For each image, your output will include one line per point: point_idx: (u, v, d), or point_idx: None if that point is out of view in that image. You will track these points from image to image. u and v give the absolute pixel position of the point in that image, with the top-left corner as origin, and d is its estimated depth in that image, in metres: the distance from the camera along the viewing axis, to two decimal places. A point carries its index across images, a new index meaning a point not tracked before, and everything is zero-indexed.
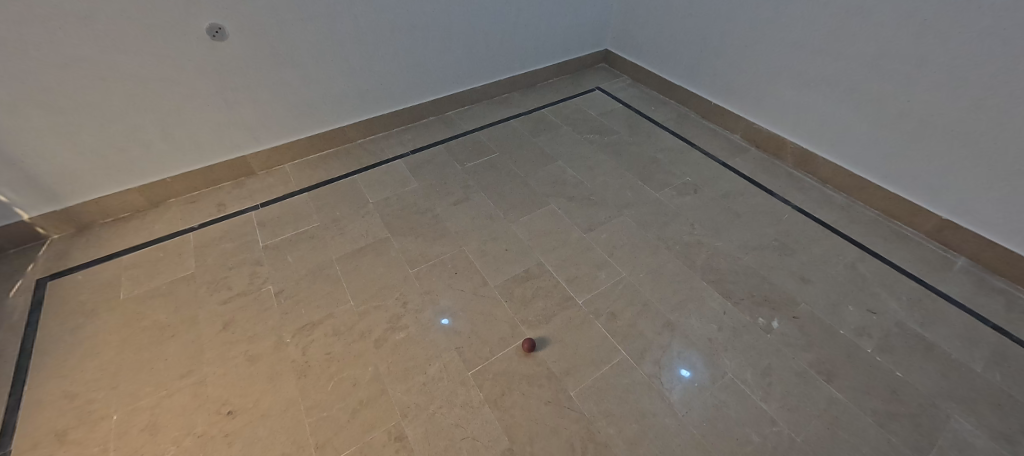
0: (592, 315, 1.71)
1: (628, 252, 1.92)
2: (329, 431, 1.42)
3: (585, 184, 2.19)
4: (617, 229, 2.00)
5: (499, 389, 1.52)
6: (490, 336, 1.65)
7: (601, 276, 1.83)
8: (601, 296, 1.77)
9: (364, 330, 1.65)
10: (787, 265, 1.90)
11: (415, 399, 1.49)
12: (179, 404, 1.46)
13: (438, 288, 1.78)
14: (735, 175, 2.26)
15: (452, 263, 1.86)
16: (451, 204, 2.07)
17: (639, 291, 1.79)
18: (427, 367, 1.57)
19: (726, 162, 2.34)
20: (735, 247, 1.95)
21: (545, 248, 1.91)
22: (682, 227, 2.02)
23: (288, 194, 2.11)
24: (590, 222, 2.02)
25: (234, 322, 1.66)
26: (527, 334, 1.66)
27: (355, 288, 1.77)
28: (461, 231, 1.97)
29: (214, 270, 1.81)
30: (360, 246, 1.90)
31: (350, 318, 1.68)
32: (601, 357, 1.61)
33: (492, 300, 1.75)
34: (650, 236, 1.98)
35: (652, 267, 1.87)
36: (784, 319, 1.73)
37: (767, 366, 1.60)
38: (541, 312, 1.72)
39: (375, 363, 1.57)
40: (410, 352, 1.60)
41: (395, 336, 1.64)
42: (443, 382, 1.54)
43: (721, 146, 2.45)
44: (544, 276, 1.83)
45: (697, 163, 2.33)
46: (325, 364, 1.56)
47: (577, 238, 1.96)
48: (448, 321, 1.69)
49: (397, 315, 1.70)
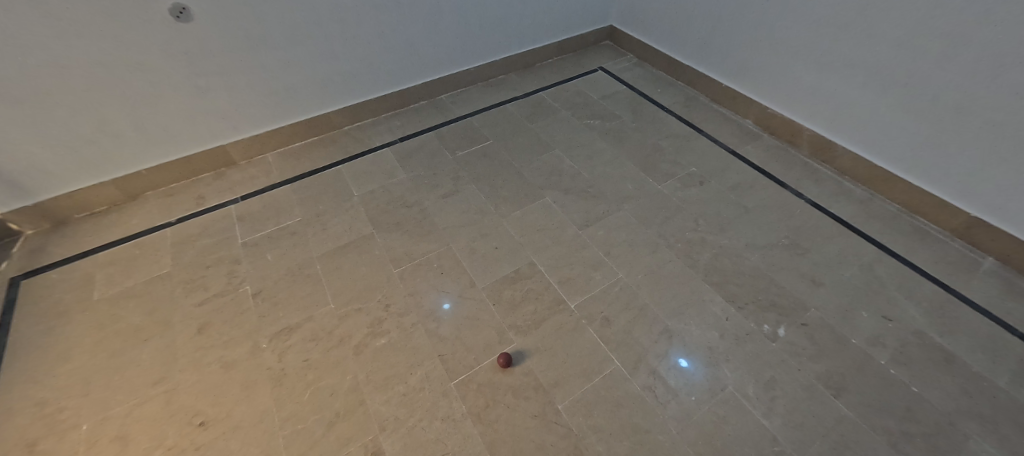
0: (585, 321, 1.61)
1: (626, 250, 1.80)
2: (304, 444, 1.36)
3: (582, 175, 2.05)
4: (615, 225, 1.87)
5: (483, 401, 1.45)
6: (475, 343, 1.56)
7: (596, 277, 1.72)
8: (595, 300, 1.66)
9: (343, 335, 1.57)
10: (797, 266, 1.76)
11: (395, 412, 1.42)
12: (152, 413, 1.42)
13: (422, 290, 1.69)
14: (746, 165, 2.10)
15: (438, 262, 1.76)
16: (439, 198, 1.96)
17: (636, 295, 1.68)
18: (407, 376, 1.49)
19: (736, 150, 2.18)
20: (742, 245, 1.82)
21: (537, 247, 1.80)
22: (685, 224, 1.88)
23: (270, 185, 2.01)
24: (586, 218, 1.89)
25: (209, 326, 1.60)
26: (514, 341, 1.57)
27: (335, 289, 1.68)
28: (449, 227, 1.86)
29: (191, 269, 1.74)
30: (342, 243, 1.81)
31: (329, 322, 1.60)
32: (593, 367, 1.52)
33: (478, 304, 1.65)
34: (650, 233, 1.85)
35: (651, 267, 1.75)
36: (792, 326, 1.61)
37: (771, 379, 1.49)
38: (530, 317, 1.62)
39: (354, 371, 1.50)
40: (391, 360, 1.52)
41: (376, 342, 1.56)
42: (424, 393, 1.46)
43: (732, 132, 2.28)
44: (535, 276, 1.72)
45: (704, 152, 2.17)
46: (303, 372, 1.50)
47: (571, 235, 1.84)
48: (448, 306, 1.64)
49: (379, 318, 1.61)
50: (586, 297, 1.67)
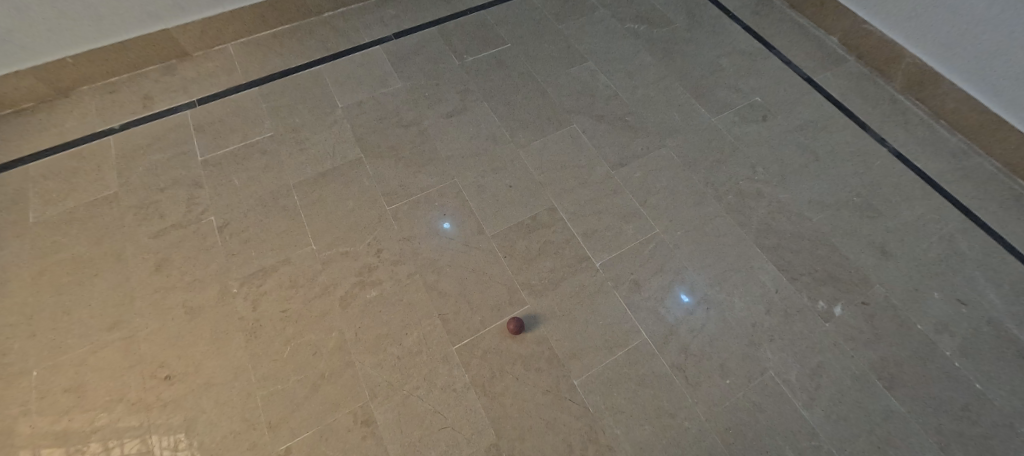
0: (611, 283, 1.39)
1: (666, 200, 1.54)
2: (284, 408, 1.17)
3: (619, 98, 1.74)
4: (653, 168, 1.60)
5: (488, 371, 1.24)
6: (482, 303, 1.34)
7: (627, 230, 1.48)
8: (623, 259, 1.43)
9: (327, 283, 1.34)
10: (867, 232, 1.53)
11: (387, 377, 1.22)
12: (110, 362, 1.23)
13: (420, 234, 1.43)
14: (823, 96, 1.80)
15: (440, 199, 1.49)
16: (443, 117, 1.65)
17: (672, 255, 1.45)
18: (401, 336, 1.28)
19: (811, 78, 1.86)
20: (805, 202, 1.57)
21: (560, 190, 1.53)
22: (740, 170, 1.62)
23: (234, 88, 1.66)
24: (621, 155, 1.62)
25: (169, 262, 1.36)
26: (526, 303, 1.34)
27: (317, 227, 1.42)
28: (454, 156, 1.57)
29: (144, 191, 1.46)
30: (324, 170, 1.52)
31: (309, 268, 1.36)
32: (617, 340, 1.30)
33: (487, 256, 1.41)
34: (697, 180, 1.59)
35: (692, 223, 1.51)
36: (849, 305, 1.40)
37: (818, 365, 1.30)
38: (546, 275, 1.39)
39: (341, 326, 1.29)
40: (383, 316, 1.31)
41: (366, 294, 1.33)
42: (419, 359, 1.25)
43: (808, 53, 1.93)
44: (555, 225, 1.47)
45: (775, 77, 1.85)
46: (281, 326, 1.28)
47: (601, 176, 1.57)
48: (449, 226, 1.45)
49: (369, 266, 1.37)
50: (616, 253, 1.43)
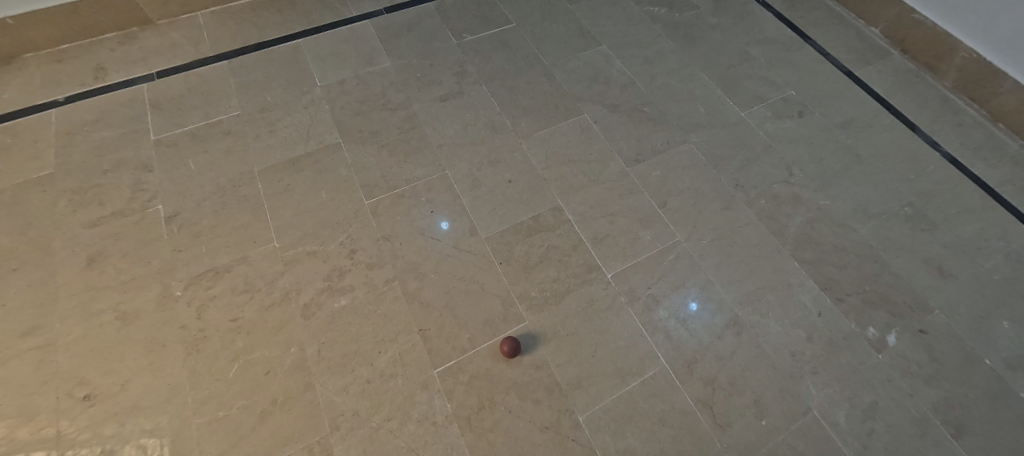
0: (624, 298, 1.18)
1: (689, 203, 1.34)
2: (225, 441, 0.95)
3: (635, 86, 1.56)
4: (674, 167, 1.40)
5: (475, 402, 1.02)
6: (471, 318, 1.12)
7: (644, 237, 1.27)
8: (640, 271, 1.22)
9: (288, 288, 1.12)
10: (922, 246, 1.32)
11: (352, 405, 1.00)
12: (19, 375, 1.00)
13: (402, 233, 1.22)
14: (866, 92, 1.62)
15: (428, 194, 1.29)
16: (435, 100, 1.46)
17: (698, 269, 1.24)
18: (373, 355, 1.06)
19: (851, 71, 1.68)
20: (848, 210, 1.38)
21: (567, 187, 1.33)
22: (773, 172, 1.43)
23: (200, 60, 1.48)
24: (638, 150, 1.43)
25: (104, 257, 1.14)
26: (524, 320, 1.13)
27: (281, 222, 1.21)
28: (446, 145, 1.38)
29: (84, 173, 1.25)
30: (296, 155, 1.32)
31: (268, 269, 1.14)
32: (631, 367, 1.09)
33: (480, 262, 1.20)
34: (725, 181, 1.39)
35: (721, 230, 1.30)
36: (904, 333, 1.19)
37: (872, 405, 1.08)
38: (550, 286, 1.18)
39: (301, 341, 1.07)
40: (352, 330, 1.09)
41: (334, 303, 1.12)
42: (392, 384, 1.03)
43: (846, 45, 1.76)
44: (560, 228, 1.26)
45: (810, 69, 1.68)
46: (228, 339, 1.06)
47: (616, 172, 1.38)
48: (446, 225, 1.24)
49: (340, 269, 1.16)
50: (632, 264, 1.23)
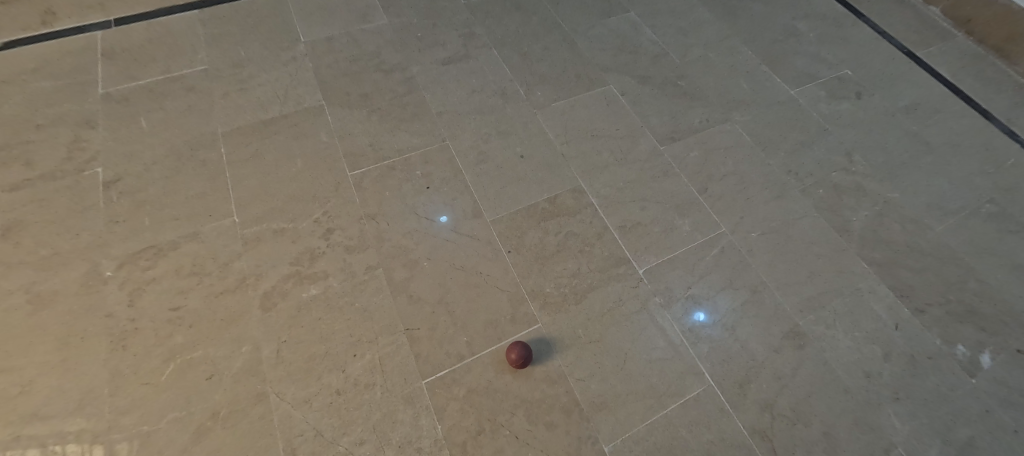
0: (659, 299, 0.96)
1: (734, 190, 1.13)
2: None
3: (668, 58, 1.36)
4: (714, 148, 1.19)
5: (472, 423, 0.80)
6: (471, 317, 0.91)
7: (681, 228, 1.06)
8: (677, 268, 1.00)
9: (246, 272, 0.91)
10: (1012, 251, 1.10)
11: (315, 423, 0.78)
12: None
13: (391, 212, 1.01)
14: (931, 75, 1.41)
15: (424, 168, 1.07)
16: (437, 63, 1.26)
17: (748, 268, 1.02)
18: (346, 360, 0.84)
19: (912, 52, 1.47)
20: (921, 205, 1.16)
21: (589, 167, 1.12)
22: (831, 158, 1.21)
23: (167, 8, 1.27)
24: (673, 127, 1.21)
25: (23, 226, 0.93)
26: (536, 322, 0.91)
27: (244, 194, 0.99)
28: (448, 113, 1.17)
29: (13, 127, 1.04)
30: (269, 117, 1.11)
31: (223, 249, 0.93)
32: (668, 385, 0.87)
33: (483, 250, 0.98)
34: (775, 167, 1.18)
35: (773, 223, 1.09)
36: (1001, 354, 0.96)
37: (970, 444, 0.86)
38: (568, 282, 0.96)
39: (257, 338, 0.85)
40: (322, 327, 0.87)
41: (300, 293, 0.90)
42: (368, 397, 0.81)
43: (904, 25, 1.55)
44: (581, 214, 1.05)
45: (866, 48, 1.47)
46: (164, 334, 0.84)
47: (647, 152, 1.16)
48: (446, 220, 1.01)
49: (311, 251, 0.94)
50: (667, 259, 1.01)
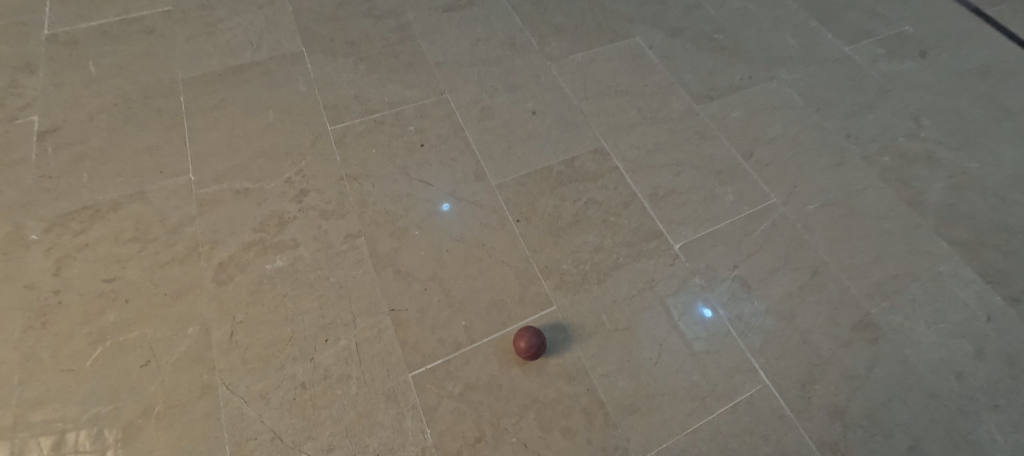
0: (698, 280, 0.79)
1: (784, 156, 0.95)
2: None
3: (702, 10, 1.18)
4: (759, 108, 1.02)
5: (469, 427, 0.64)
6: (470, 297, 0.74)
7: (724, 197, 0.89)
8: (719, 244, 0.83)
9: (199, 239, 0.75)
10: None
11: (273, 424, 0.63)
12: None
13: (377, 173, 0.84)
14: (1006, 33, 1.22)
15: (418, 123, 0.91)
16: (437, 10, 1.09)
17: (805, 245, 0.84)
18: (315, 346, 0.68)
19: (981, 9, 1.28)
20: (1007, 176, 0.97)
21: (612, 126, 0.95)
22: (896, 123, 1.03)
23: None
24: (710, 85, 1.04)
25: None
26: (549, 304, 0.75)
27: (203, 148, 0.83)
28: (448, 63, 1.00)
29: None
30: (239, 63, 0.95)
31: (174, 211, 0.77)
32: (712, 384, 0.70)
33: (486, 218, 0.82)
34: (831, 130, 1.00)
35: (832, 195, 0.91)
36: None
37: None
38: (588, 258, 0.79)
39: (207, 317, 0.69)
40: (287, 305, 0.71)
41: (263, 264, 0.74)
42: (340, 393, 0.65)
43: None
44: (603, 179, 0.88)
45: (927, 4, 1.29)
46: (94, 311, 0.68)
47: (680, 111, 0.99)
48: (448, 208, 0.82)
49: (279, 215, 0.78)
50: (708, 233, 0.84)
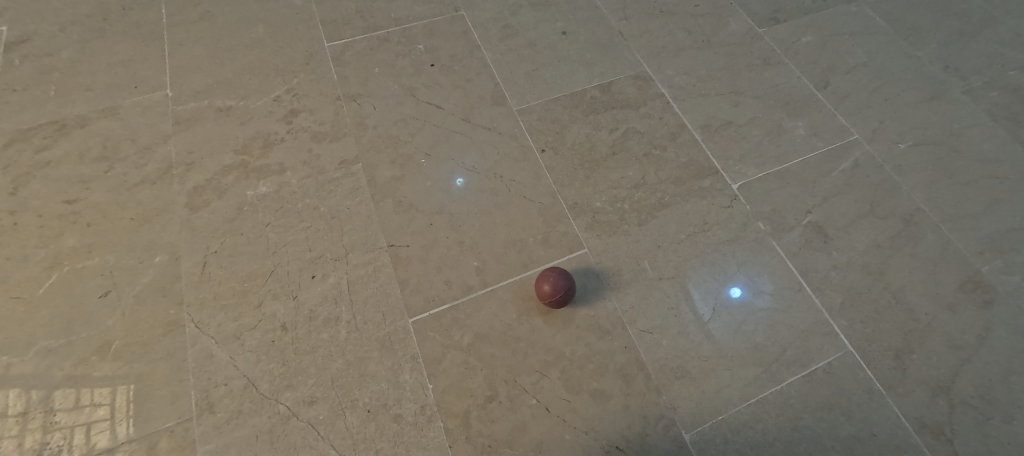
0: (762, 225, 0.65)
1: (867, 87, 0.79)
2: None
3: None
4: (835, 34, 0.85)
5: (479, 385, 0.53)
6: (484, 234, 0.62)
7: (793, 132, 0.74)
8: (788, 184, 0.68)
9: (173, 160, 0.65)
10: None
11: (246, 370, 0.52)
12: None
13: (380, 93, 0.72)
14: None
15: (429, 41, 0.78)
16: None
17: (895, 189, 0.69)
18: (299, 283, 0.58)
19: None
20: None
21: (656, 50, 0.81)
22: (1008, 49, 0.84)
23: None
24: (774, 6, 0.88)
25: None
26: (578, 246, 0.62)
27: (185, 63, 0.73)
28: None
29: None
30: None
31: (146, 128, 0.67)
32: (781, 348, 0.57)
33: (506, 147, 0.69)
34: (924, 60, 0.83)
35: (928, 132, 0.74)
36: None
37: None
38: (626, 195, 0.66)
39: (178, 246, 0.59)
40: (270, 236, 0.60)
41: (245, 189, 0.63)
42: (327, 337, 0.55)
43: None
44: (645, 108, 0.74)
45: None
46: (51, 234, 0.59)
47: (738, 34, 0.84)
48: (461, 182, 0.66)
49: (266, 136, 0.67)
50: (774, 172, 0.69)
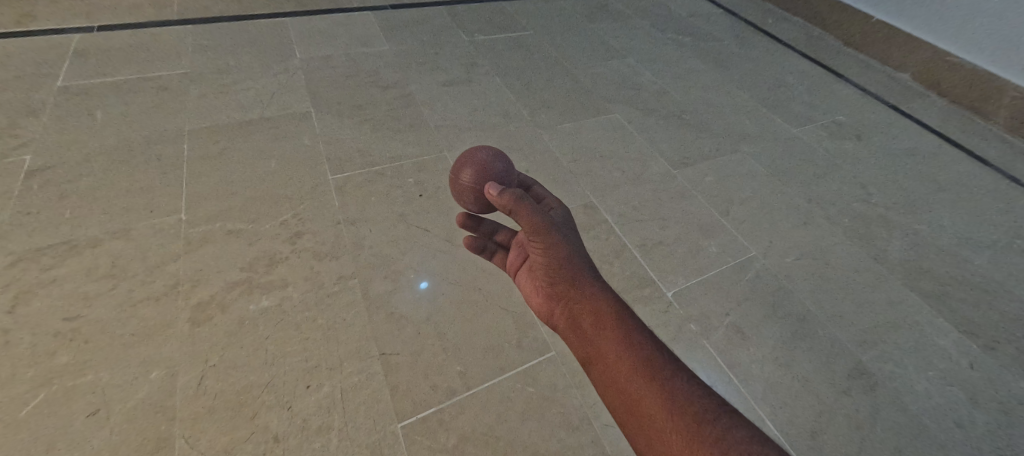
0: (695, 327, 0.79)
1: (758, 216, 1.02)
2: None
3: (671, 95, 1.32)
4: (729, 175, 1.10)
5: None
6: (466, 341, 0.71)
7: (708, 249, 0.93)
8: (710, 292, 0.85)
9: (180, 277, 0.70)
10: None
11: None
12: None
13: (375, 218, 0.84)
14: (918, 124, 1.36)
15: (416, 175, 0.93)
16: (437, 84, 1.17)
17: (787, 294, 0.87)
18: (296, 392, 0.62)
19: (896, 105, 1.43)
20: (953, 236, 1.03)
21: (600, 185, 1.01)
22: (847, 189, 1.12)
23: (162, 22, 1.20)
24: (683, 153, 1.14)
25: None
26: (547, 349, 0.72)
27: (200, 190, 0.82)
28: (448, 127, 1.05)
29: None
30: (247, 118, 0.97)
31: (157, 248, 0.73)
32: None
33: (483, 263, 0.81)
34: (795, 197, 1.08)
35: (806, 251, 0.96)
36: None
37: None
38: None
39: (177, 360, 0.62)
40: (270, 346, 0.66)
41: (249, 304, 0.69)
42: (319, 446, 0.58)
43: (880, 82, 1.53)
44: (594, 230, 0.91)
45: (849, 98, 1.45)
46: (44, 352, 0.60)
47: (660, 174, 1.07)
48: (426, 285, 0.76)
49: (272, 254, 0.75)
50: (697, 282, 0.86)
